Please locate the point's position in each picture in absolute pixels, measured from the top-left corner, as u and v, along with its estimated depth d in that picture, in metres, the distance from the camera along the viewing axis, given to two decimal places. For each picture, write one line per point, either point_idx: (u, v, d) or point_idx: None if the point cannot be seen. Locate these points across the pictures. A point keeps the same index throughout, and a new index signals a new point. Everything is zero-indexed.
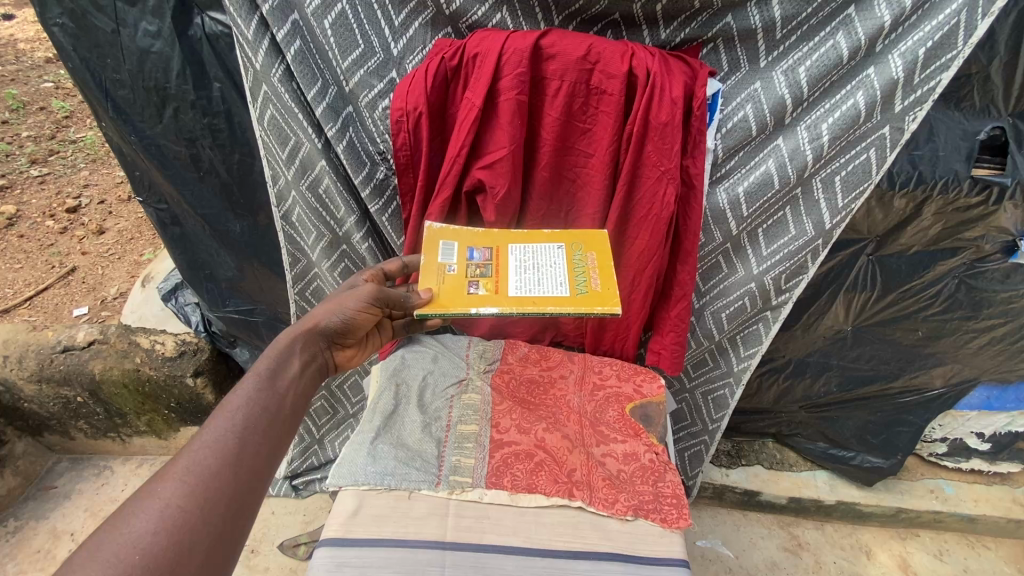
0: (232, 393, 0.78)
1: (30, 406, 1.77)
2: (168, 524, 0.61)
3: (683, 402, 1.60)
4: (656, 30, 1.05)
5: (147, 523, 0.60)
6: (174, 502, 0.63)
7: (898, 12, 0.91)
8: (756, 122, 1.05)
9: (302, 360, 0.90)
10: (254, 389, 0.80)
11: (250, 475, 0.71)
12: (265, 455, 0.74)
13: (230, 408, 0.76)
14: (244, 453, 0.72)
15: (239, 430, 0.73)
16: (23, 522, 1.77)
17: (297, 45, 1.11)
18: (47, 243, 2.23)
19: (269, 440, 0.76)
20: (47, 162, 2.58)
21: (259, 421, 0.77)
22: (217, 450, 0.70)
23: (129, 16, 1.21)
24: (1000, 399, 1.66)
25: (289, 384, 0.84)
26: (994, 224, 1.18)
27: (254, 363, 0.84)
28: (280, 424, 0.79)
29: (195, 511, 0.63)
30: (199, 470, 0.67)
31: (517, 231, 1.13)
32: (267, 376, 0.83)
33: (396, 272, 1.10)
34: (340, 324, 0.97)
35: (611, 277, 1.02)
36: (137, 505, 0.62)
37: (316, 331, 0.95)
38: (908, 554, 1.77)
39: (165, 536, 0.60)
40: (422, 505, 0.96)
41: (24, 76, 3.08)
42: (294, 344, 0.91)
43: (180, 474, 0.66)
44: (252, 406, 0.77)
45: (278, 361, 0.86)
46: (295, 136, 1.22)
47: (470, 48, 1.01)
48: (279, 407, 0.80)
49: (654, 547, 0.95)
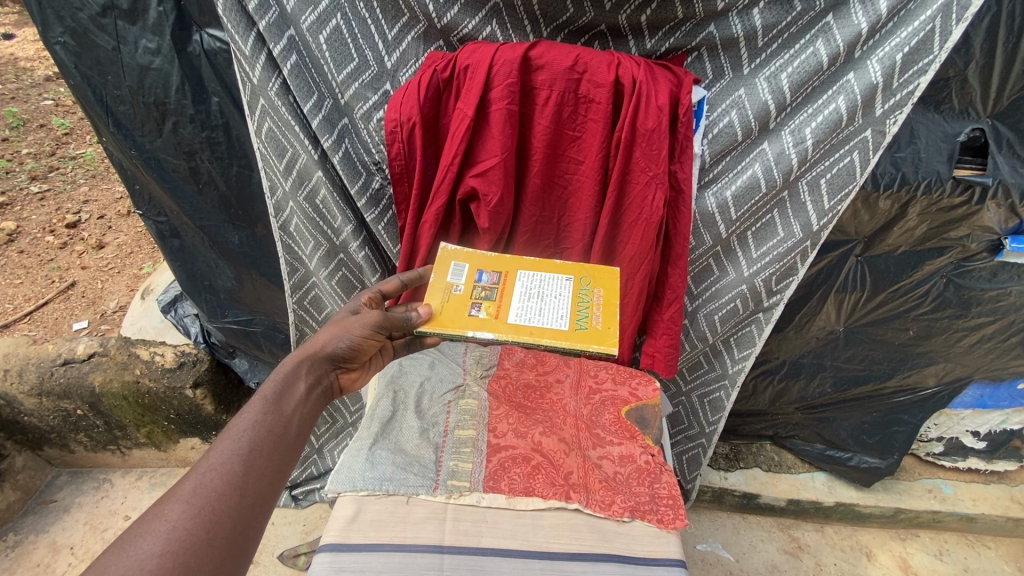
0: (238, 415, 0.79)
1: (30, 420, 1.78)
2: (174, 546, 0.62)
3: (680, 405, 1.61)
4: (642, 39, 1.09)
5: (152, 544, 0.61)
6: (180, 525, 0.64)
7: (874, 19, 0.94)
8: (741, 128, 1.08)
9: (308, 384, 0.89)
10: (260, 411, 0.80)
11: (254, 498, 0.71)
12: (269, 479, 0.74)
13: (236, 430, 0.77)
14: (249, 476, 0.72)
15: (245, 454, 0.74)
16: (23, 536, 1.77)
17: (293, 59, 1.14)
18: (47, 259, 2.25)
19: (275, 462, 0.76)
20: (47, 178, 2.62)
21: (265, 444, 0.77)
22: (223, 473, 0.71)
23: (130, 33, 1.24)
24: (994, 398, 1.67)
25: (294, 407, 0.84)
26: (978, 222, 1.20)
27: (261, 386, 0.84)
28: (285, 448, 0.79)
29: (201, 533, 0.64)
30: (204, 493, 0.68)
31: (528, 257, 1.14)
32: (273, 399, 0.83)
33: (393, 291, 1.08)
34: (347, 349, 0.96)
35: (612, 315, 1.04)
36: (144, 526, 0.63)
37: (322, 356, 0.93)
38: (908, 555, 1.78)
39: (170, 559, 0.61)
40: (420, 510, 0.97)
41: (25, 95, 3.13)
42: (300, 367, 0.90)
43: (186, 496, 0.67)
44: (258, 428, 0.78)
45: (284, 384, 0.86)
46: (292, 148, 1.24)
47: (460, 60, 1.04)
48: (284, 430, 0.81)
49: (650, 547, 0.96)
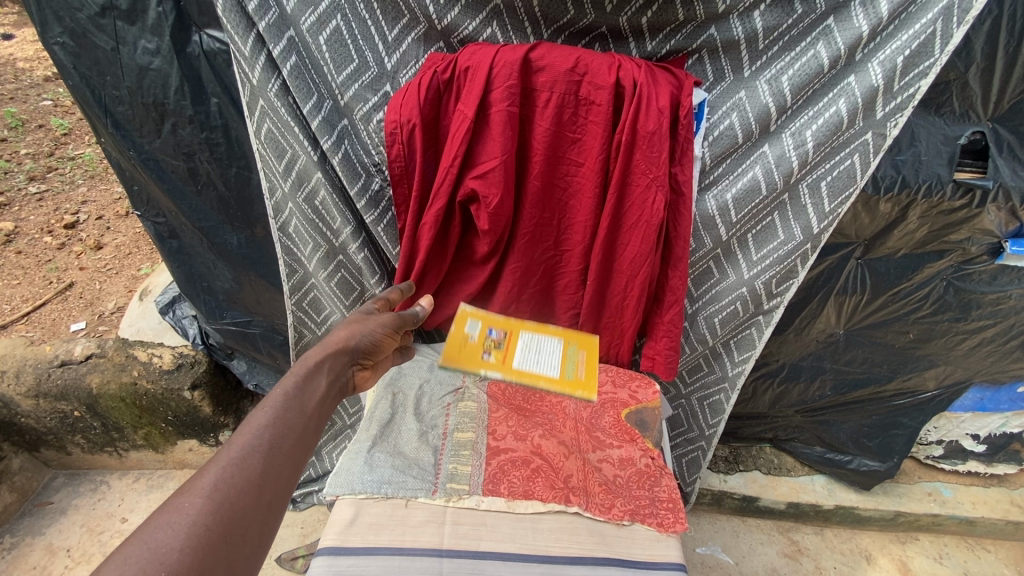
0: (258, 409, 0.75)
1: (27, 422, 1.77)
2: (193, 541, 0.58)
3: (679, 408, 1.61)
4: (643, 42, 1.08)
5: (173, 538, 0.57)
6: (200, 519, 0.60)
7: (875, 22, 0.94)
8: (742, 131, 1.08)
9: (329, 379, 0.87)
10: (280, 406, 0.77)
11: (273, 495, 0.67)
12: (287, 476, 0.71)
13: (256, 424, 0.73)
14: (269, 473, 0.69)
15: (265, 449, 0.70)
16: (19, 539, 1.76)
17: (293, 60, 1.13)
18: (45, 260, 2.24)
19: (293, 460, 0.73)
20: (46, 179, 2.61)
21: (284, 440, 0.73)
22: (244, 468, 0.67)
23: (129, 34, 1.24)
24: (994, 401, 1.67)
25: (314, 405, 0.81)
26: (979, 225, 1.20)
27: (281, 380, 0.81)
28: (304, 445, 0.75)
29: (220, 529, 0.61)
30: (226, 487, 0.64)
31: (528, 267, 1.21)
32: (293, 394, 0.80)
33: (398, 298, 1.10)
34: (369, 344, 0.96)
35: None
36: (163, 519, 0.59)
37: (342, 351, 0.91)
38: (908, 559, 1.77)
39: (190, 555, 0.57)
40: (419, 514, 0.97)
41: (23, 95, 3.12)
42: (323, 363, 0.88)
43: (207, 490, 0.63)
44: (278, 424, 0.74)
45: (305, 380, 0.83)
46: (291, 149, 1.24)
47: (460, 61, 1.04)
48: (303, 426, 0.77)
49: (650, 551, 0.95)
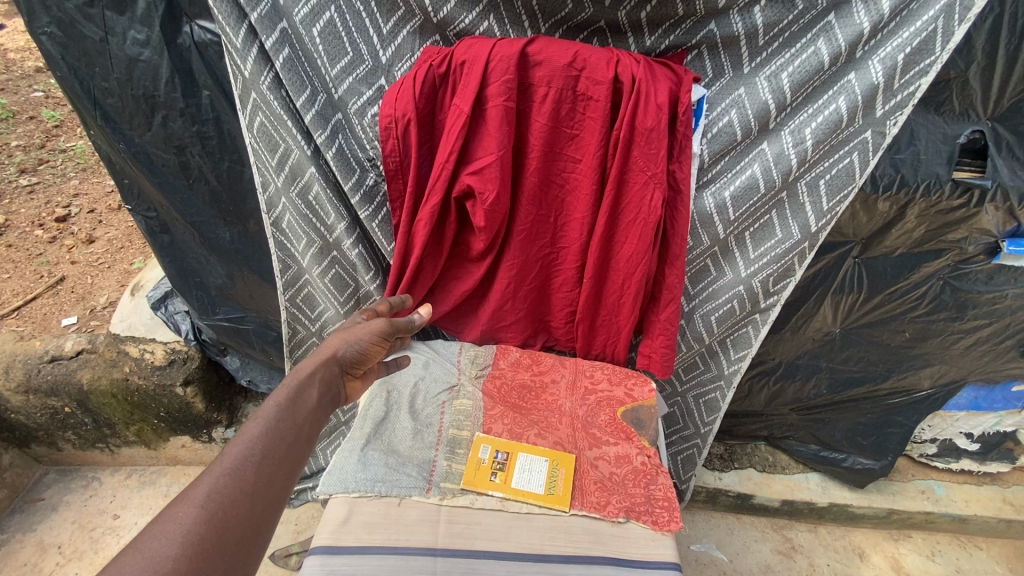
0: (251, 418, 0.74)
1: (17, 417, 1.76)
2: (188, 550, 0.57)
3: (674, 405, 1.61)
4: (641, 36, 1.07)
5: (167, 547, 0.56)
6: (195, 528, 0.59)
7: (876, 19, 0.93)
8: (741, 129, 1.07)
9: (320, 390, 0.85)
10: (274, 417, 0.75)
11: (264, 505, 0.66)
12: (279, 485, 0.69)
13: (250, 434, 0.71)
14: (261, 484, 0.67)
15: (258, 458, 0.69)
16: (11, 534, 1.75)
17: (286, 53, 1.12)
18: (35, 253, 2.22)
19: (286, 469, 0.71)
20: (37, 172, 2.57)
21: (276, 450, 0.72)
22: (237, 479, 0.66)
23: (118, 24, 1.22)
24: (988, 399, 1.67)
25: (306, 415, 0.80)
26: (977, 225, 1.20)
27: (274, 390, 0.80)
28: (296, 455, 0.74)
29: (214, 539, 0.60)
30: (220, 497, 0.63)
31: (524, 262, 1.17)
32: (286, 405, 0.78)
33: (388, 309, 1.08)
34: (356, 353, 0.94)
35: None
36: (156, 528, 0.58)
37: (333, 359, 0.90)
38: (901, 556, 1.78)
39: (185, 565, 0.56)
40: (412, 513, 0.96)
41: (13, 86, 3.08)
42: (314, 373, 0.86)
43: (200, 500, 0.61)
44: (271, 434, 0.73)
45: (296, 389, 0.82)
46: (284, 143, 1.22)
47: (457, 55, 1.02)
48: (295, 437, 0.76)
49: (645, 550, 0.94)
